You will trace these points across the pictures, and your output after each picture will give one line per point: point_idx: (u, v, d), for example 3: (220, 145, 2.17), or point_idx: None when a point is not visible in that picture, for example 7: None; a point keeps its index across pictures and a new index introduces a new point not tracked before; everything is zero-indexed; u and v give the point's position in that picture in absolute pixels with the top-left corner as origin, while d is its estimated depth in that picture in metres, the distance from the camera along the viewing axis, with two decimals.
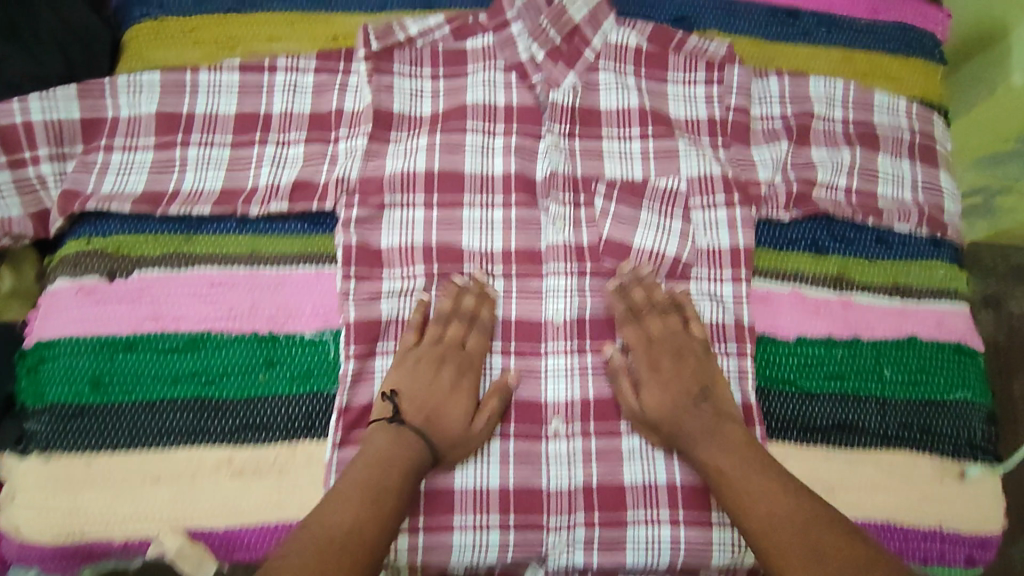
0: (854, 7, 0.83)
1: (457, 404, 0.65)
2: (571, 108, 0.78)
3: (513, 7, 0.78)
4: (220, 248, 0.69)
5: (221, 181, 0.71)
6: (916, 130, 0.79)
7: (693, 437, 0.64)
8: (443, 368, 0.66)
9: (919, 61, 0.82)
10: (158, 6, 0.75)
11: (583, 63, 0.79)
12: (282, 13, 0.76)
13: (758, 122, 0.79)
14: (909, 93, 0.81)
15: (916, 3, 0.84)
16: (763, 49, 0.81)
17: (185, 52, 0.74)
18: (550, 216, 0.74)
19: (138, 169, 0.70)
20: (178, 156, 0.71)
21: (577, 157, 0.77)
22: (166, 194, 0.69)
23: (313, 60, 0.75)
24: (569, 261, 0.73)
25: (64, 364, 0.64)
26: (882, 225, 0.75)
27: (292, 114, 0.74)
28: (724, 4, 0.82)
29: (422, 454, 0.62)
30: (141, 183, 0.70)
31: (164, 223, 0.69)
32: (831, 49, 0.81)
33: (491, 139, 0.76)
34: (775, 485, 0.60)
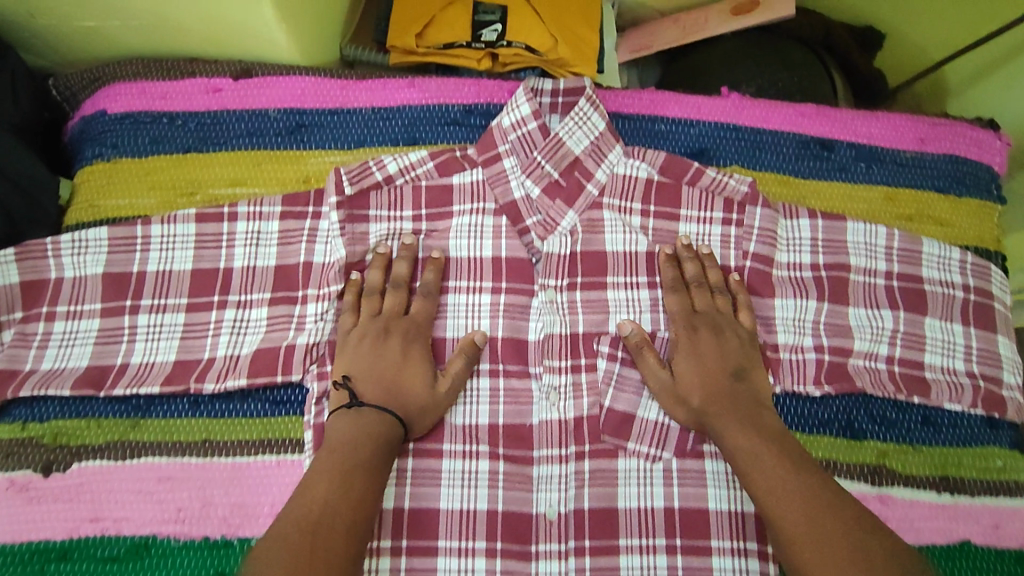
0: (899, 137, 0.73)
1: (413, 369, 0.61)
2: (569, 257, 0.68)
3: (506, 140, 0.69)
4: (170, 434, 0.61)
5: (174, 354, 0.63)
6: (970, 288, 0.69)
7: (725, 421, 0.60)
8: (391, 336, 0.62)
9: (973, 201, 0.72)
10: (112, 146, 0.68)
11: (585, 200, 0.70)
12: (248, 153, 0.68)
13: (784, 270, 0.69)
14: (964, 239, 0.71)
15: (970, 129, 0.73)
16: (794, 187, 0.71)
17: (138, 198, 0.67)
18: (542, 387, 0.65)
19: (82, 340, 0.63)
20: (127, 326, 0.64)
21: (578, 311, 0.67)
22: (111, 373, 0.62)
23: (278, 204, 0.66)
24: (563, 444, 0.64)
25: None
26: (930, 404, 0.66)
27: (255, 269, 0.66)
28: (748, 134, 0.72)
29: (388, 424, 0.57)
30: (86, 359, 0.63)
31: (108, 405, 0.62)
32: (872, 189, 0.71)
33: (477, 296, 0.67)
34: (807, 481, 0.54)
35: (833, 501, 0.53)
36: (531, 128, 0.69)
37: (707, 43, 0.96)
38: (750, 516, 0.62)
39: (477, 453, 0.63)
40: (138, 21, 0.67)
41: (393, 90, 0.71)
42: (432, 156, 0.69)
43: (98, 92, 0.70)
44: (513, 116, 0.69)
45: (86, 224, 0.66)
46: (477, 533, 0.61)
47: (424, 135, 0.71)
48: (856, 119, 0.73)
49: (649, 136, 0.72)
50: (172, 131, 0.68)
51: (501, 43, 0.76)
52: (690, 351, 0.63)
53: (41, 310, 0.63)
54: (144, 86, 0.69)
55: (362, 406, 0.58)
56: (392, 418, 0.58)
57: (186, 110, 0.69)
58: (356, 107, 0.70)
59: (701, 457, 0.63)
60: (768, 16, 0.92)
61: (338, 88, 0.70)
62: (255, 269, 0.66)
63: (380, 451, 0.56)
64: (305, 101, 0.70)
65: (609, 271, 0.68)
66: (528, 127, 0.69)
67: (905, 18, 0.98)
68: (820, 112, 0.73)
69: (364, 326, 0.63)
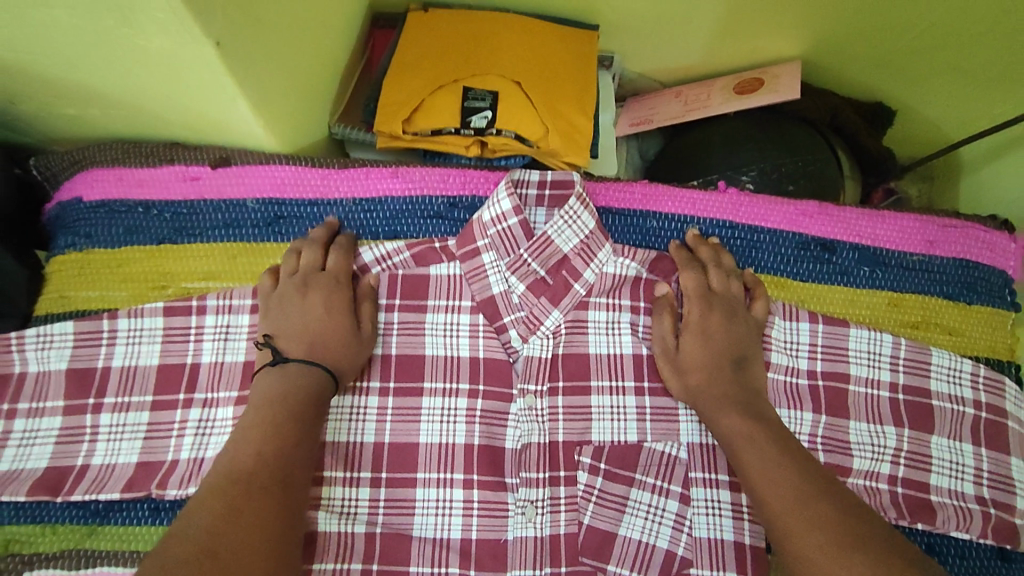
0: (905, 238, 0.69)
1: (332, 317, 0.60)
2: (549, 359, 0.65)
3: (485, 235, 0.65)
4: (128, 543, 0.58)
5: (137, 455, 0.60)
6: (981, 404, 0.64)
7: (728, 404, 0.59)
8: (308, 289, 0.61)
9: (984, 309, 0.68)
10: (86, 236, 0.66)
11: (572, 298, 0.66)
12: (223, 244, 0.66)
13: (780, 375, 0.64)
14: (973, 349, 0.67)
15: (983, 231, 0.69)
16: (790, 290, 0.68)
17: (109, 291, 0.65)
18: (517, 501, 0.61)
19: (43, 438, 0.61)
20: (90, 425, 0.61)
21: (558, 419, 0.63)
22: (69, 478, 0.59)
23: (248, 298, 0.64)
24: (539, 562, 0.60)
25: None
26: (934, 532, 0.61)
27: (224, 365, 0.63)
28: (744, 232, 0.69)
29: (311, 374, 0.57)
30: (44, 460, 0.60)
31: (66, 510, 0.59)
32: (875, 294, 0.67)
33: (454, 400, 0.63)
34: (802, 472, 0.53)
35: (822, 491, 0.52)
36: (512, 223, 0.65)
37: (707, 120, 0.93)
38: None
39: (447, 568, 0.60)
40: (118, 110, 0.66)
41: (376, 180, 0.70)
42: (410, 247, 0.66)
43: (77, 176, 0.69)
44: (494, 210, 0.65)
45: (57, 315, 0.65)
46: None
47: (406, 228, 0.69)
48: (860, 218, 0.69)
49: (640, 232, 0.69)
50: (148, 221, 0.67)
51: (491, 130, 0.74)
52: (697, 332, 0.62)
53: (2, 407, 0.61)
54: (121, 172, 0.68)
55: (285, 360, 0.57)
56: (314, 364, 0.57)
57: (163, 200, 0.67)
58: (337, 198, 0.69)
59: None
60: (771, 96, 0.89)
61: (319, 178, 0.69)
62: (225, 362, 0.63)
63: (304, 405, 0.55)
64: (285, 191, 0.68)
65: (592, 374, 0.65)
66: (509, 223, 0.65)
67: (917, 96, 0.95)
68: (822, 211, 0.69)
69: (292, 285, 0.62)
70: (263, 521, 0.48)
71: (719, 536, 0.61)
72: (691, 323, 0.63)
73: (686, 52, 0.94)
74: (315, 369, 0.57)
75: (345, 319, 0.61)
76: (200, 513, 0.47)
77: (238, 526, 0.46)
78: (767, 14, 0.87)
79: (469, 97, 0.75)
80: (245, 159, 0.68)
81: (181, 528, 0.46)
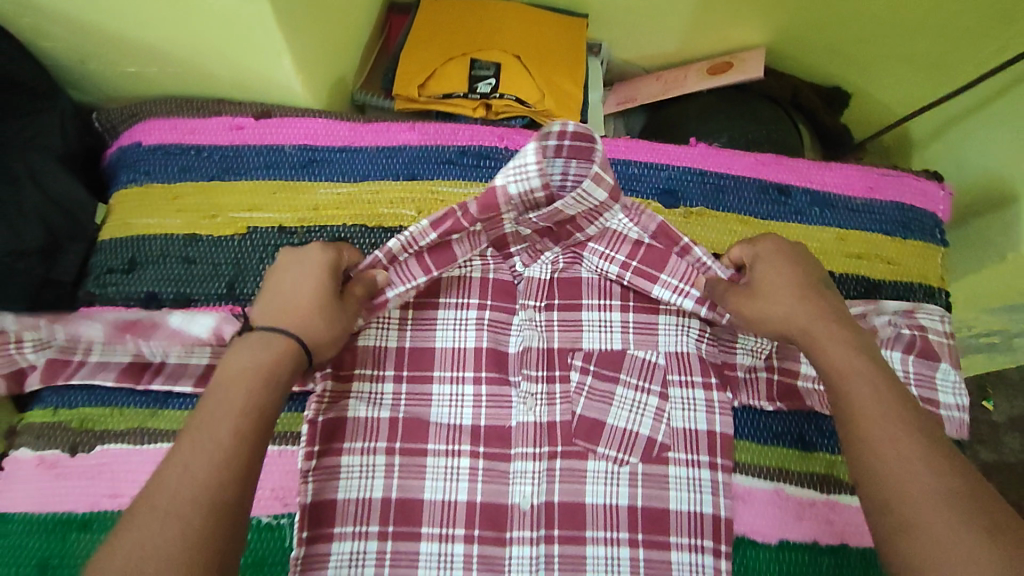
0: (851, 185, 0.80)
1: (312, 284, 0.60)
2: (547, 283, 0.76)
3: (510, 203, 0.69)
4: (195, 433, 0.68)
5: (188, 377, 0.68)
6: (914, 326, 0.73)
7: (820, 344, 0.58)
8: (290, 264, 0.62)
9: (917, 243, 0.79)
10: (145, 173, 0.77)
11: (570, 241, 0.76)
12: (265, 182, 0.77)
13: None
14: (907, 276, 0.78)
15: (916, 180, 0.81)
16: (753, 227, 0.78)
17: (166, 219, 0.75)
18: (520, 392, 0.71)
19: (120, 341, 0.69)
20: (144, 348, 0.69)
21: (554, 329, 0.74)
22: (133, 392, 0.68)
23: None
24: (540, 443, 0.69)
25: (14, 543, 0.63)
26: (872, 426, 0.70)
27: None
28: (713, 179, 0.80)
29: (284, 347, 0.56)
30: (126, 357, 0.69)
31: (128, 423, 0.67)
32: (824, 230, 0.78)
33: (465, 312, 0.74)
34: (896, 403, 0.52)
35: (924, 440, 0.49)
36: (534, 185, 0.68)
37: (684, 98, 1.05)
38: (706, 515, 0.67)
39: (459, 450, 0.69)
40: (174, 67, 0.76)
41: (396, 132, 0.80)
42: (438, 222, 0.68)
43: (135, 125, 0.80)
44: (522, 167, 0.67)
45: (119, 239, 0.74)
46: (457, 520, 0.66)
47: (423, 171, 0.79)
48: (812, 168, 0.81)
49: (623, 178, 0.80)
50: (199, 162, 0.77)
51: (494, 95, 0.85)
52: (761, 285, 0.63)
53: (70, 327, 0.69)
54: (175, 122, 0.79)
55: (253, 333, 0.57)
56: (283, 338, 0.56)
57: (211, 144, 0.78)
58: (362, 146, 0.79)
59: (665, 463, 0.69)
60: (738, 76, 1.02)
61: (347, 129, 0.79)
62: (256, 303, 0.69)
63: (269, 383, 0.54)
64: (317, 140, 0.79)
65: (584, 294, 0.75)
66: (530, 177, 0.67)
67: (866, 78, 1.08)
68: (779, 161, 0.81)
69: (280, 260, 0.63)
70: (214, 531, 0.46)
71: (695, 428, 0.70)
72: (756, 279, 0.64)
73: (664, 39, 1.07)
74: (287, 341, 0.57)
75: (322, 295, 0.60)
76: (161, 497, 0.46)
77: (192, 507, 0.46)
78: (734, 6, 0.99)
79: (475, 66, 0.86)
80: (284, 113, 0.79)
81: (149, 505, 0.46)
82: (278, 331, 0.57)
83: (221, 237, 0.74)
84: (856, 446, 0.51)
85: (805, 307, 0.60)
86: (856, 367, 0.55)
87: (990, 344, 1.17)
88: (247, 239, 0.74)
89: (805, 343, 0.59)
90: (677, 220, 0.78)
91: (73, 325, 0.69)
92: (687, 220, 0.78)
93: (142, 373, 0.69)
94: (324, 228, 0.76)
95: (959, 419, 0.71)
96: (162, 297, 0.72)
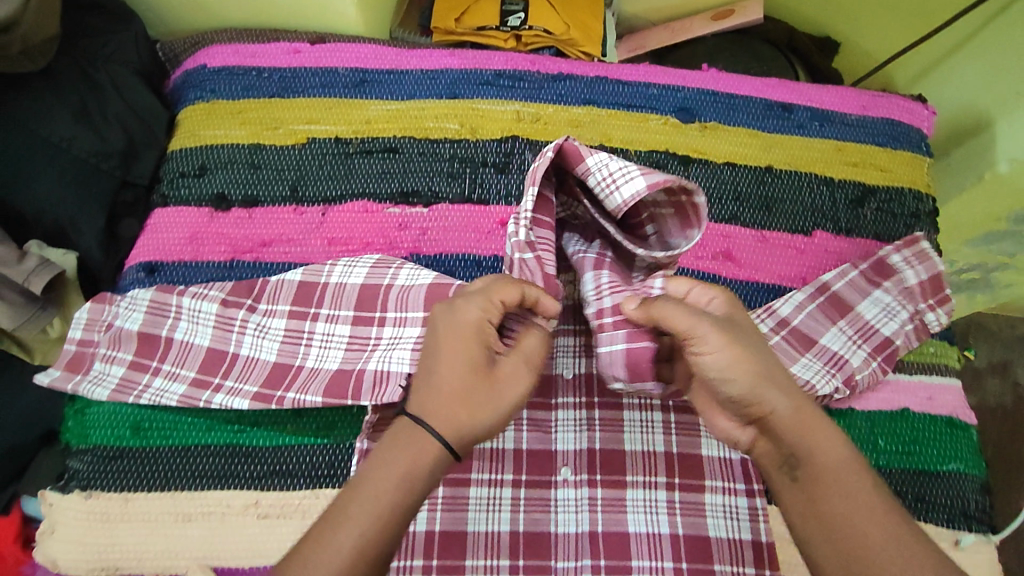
0: (845, 104, 0.90)
1: (464, 356, 0.59)
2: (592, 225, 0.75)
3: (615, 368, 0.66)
4: None
5: (338, 362, 0.70)
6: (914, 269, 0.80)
7: (765, 395, 0.58)
8: (445, 319, 0.60)
9: (907, 153, 0.88)
10: (210, 91, 0.84)
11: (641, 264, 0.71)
12: (321, 98, 0.84)
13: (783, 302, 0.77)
14: (900, 183, 0.87)
15: (903, 101, 0.91)
16: (762, 139, 0.87)
17: (232, 131, 0.82)
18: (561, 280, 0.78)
19: (272, 335, 0.72)
20: (307, 330, 0.72)
21: None
22: (291, 373, 0.70)
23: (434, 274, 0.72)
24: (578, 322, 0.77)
25: (110, 409, 0.71)
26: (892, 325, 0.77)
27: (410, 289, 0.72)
28: (724, 99, 0.89)
29: (418, 440, 0.56)
30: (275, 353, 0.72)
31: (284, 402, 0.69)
32: (823, 141, 0.87)
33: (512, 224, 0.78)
34: (869, 485, 0.55)
35: (893, 517, 0.53)
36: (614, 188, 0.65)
37: (690, 42, 1.15)
38: None
39: None
40: None
41: (438, 58, 0.89)
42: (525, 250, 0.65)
43: (199, 52, 0.87)
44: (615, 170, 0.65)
45: (189, 148, 0.81)
46: None
47: (464, 91, 0.86)
48: (810, 90, 0.91)
49: (644, 97, 0.88)
50: (260, 81, 0.84)
51: (524, 27, 0.94)
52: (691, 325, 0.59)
53: (241, 300, 0.73)
54: (236, 47, 0.86)
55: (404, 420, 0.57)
56: (433, 433, 0.56)
57: (271, 66, 0.85)
58: (408, 69, 0.87)
59: None
60: (739, 20, 1.11)
61: (394, 55, 0.88)
62: (411, 288, 0.72)
63: (405, 484, 0.54)
64: (367, 63, 0.87)
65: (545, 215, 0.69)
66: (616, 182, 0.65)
67: (853, 26, 1.19)
68: (781, 84, 0.91)
69: (437, 313, 0.61)
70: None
71: None
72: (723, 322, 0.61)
73: None
74: (427, 434, 0.56)
75: (478, 363, 0.59)
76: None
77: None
78: None
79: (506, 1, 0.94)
80: (337, 40, 0.87)
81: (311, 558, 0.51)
82: (422, 425, 0.56)
83: (283, 147, 0.82)
84: (819, 503, 0.55)
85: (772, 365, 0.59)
86: (843, 455, 0.57)
87: (970, 279, 1.27)
88: (307, 148, 0.82)
89: (794, 432, 0.57)
90: (693, 133, 0.86)
91: (242, 299, 0.73)
92: (703, 133, 0.87)
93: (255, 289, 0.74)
94: (376, 139, 0.83)
95: (832, 387, 0.72)
96: (231, 198, 0.79)
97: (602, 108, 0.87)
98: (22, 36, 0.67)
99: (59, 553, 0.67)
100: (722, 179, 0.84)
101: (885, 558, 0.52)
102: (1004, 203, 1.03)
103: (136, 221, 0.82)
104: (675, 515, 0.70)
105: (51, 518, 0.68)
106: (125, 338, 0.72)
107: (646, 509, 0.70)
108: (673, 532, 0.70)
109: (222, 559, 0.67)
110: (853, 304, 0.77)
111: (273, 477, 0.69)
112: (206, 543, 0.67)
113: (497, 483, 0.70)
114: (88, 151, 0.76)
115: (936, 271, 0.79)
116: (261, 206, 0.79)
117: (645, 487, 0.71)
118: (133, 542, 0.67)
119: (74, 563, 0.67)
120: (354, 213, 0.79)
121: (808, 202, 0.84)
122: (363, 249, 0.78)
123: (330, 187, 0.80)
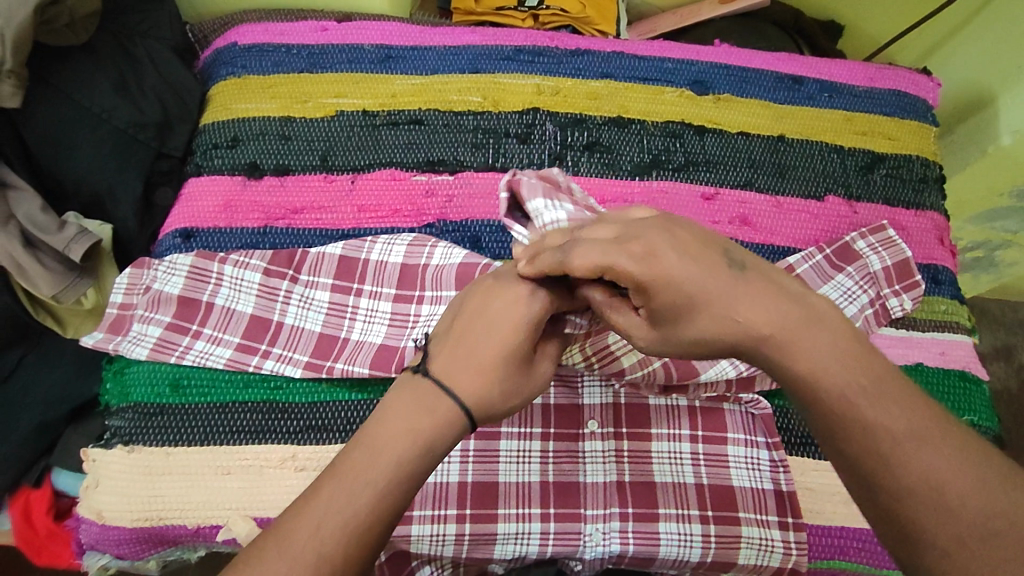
0: (853, 76, 0.93)
1: (508, 335, 0.54)
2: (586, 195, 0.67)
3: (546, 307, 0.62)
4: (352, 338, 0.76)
5: (384, 336, 0.73)
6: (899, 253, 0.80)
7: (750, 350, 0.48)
8: (496, 290, 0.56)
9: (914, 123, 0.91)
10: (241, 66, 0.86)
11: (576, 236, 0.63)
12: (348, 73, 0.87)
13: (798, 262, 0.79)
14: (908, 150, 0.90)
15: (908, 73, 0.94)
16: (773, 110, 0.90)
17: (263, 105, 0.85)
18: None
19: (317, 307, 0.75)
20: (352, 305, 0.75)
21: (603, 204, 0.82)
22: (337, 345, 0.73)
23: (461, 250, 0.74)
24: None
25: (149, 367, 0.73)
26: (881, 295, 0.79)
27: (444, 268, 0.74)
28: (737, 72, 0.92)
29: (435, 401, 0.52)
30: (319, 324, 0.74)
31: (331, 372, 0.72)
32: (833, 111, 0.90)
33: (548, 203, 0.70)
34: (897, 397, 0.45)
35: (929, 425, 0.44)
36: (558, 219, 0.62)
37: (699, 26, 1.19)
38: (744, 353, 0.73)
39: None
40: None
41: (460, 36, 0.92)
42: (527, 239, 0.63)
43: (229, 31, 0.90)
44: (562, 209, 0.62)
45: (222, 120, 0.83)
46: None
47: (485, 66, 0.89)
48: (819, 64, 0.94)
49: (660, 71, 0.91)
50: (289, 57, 0.87)
51: (541, 7, 0.98)
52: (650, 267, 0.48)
53: (283, 270, 0.76)
54: (266, 26, 0.89)
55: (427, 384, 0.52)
56: (459, 403, 0.52)
57: (300, 44, 0.88)
58: (431, 45, 0.90)
59: None
60: (746, 3, 1.15)
61: (418, 32, 0.91)
62: (446, 266, 0.74)
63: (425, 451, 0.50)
64: (392, 40, 0.90)
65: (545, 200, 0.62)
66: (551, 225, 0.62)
67: (856, 10, 1.22)
68: (791, 58, 0.94)
69: (482, 285, 0.57)
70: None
71: None
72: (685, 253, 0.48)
73: None
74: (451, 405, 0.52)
75: (524, 348, 0.54)
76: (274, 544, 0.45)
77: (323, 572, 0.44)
78: None
79: None
80: (363, 19, 0.91)
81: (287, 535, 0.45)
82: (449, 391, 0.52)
83: (312, 119, 0.84)
84: (876, 446, 0.43)
85: (787, 312, 0.46)
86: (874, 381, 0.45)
87: (976, 258, 1.30)
88: (335, 120, 0.84)
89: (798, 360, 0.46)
90: (707, 104, 0.89)
91: (285, 270, 0.76)
92: (717, 104, 0.89)
93: (296, 258, 0.76)
94: (402, 111, 0.86)
95: None
96: (263, 167, 0.81)
97: (619, 81, 0.90)
98: (69, 9, 0.71)
99: (104, 505, 0.69)
100: (736, 147, 0.87)
101: (954, 500, 0.41)
102: (1009, 175, 1.05)
103: (172, 190, 0.85)
104: (700, 467, 0.71)
105: (98, 472, 0.70)
106: (163, 301, 0.74)
107: (672, 461, 0.71)
108: (699, 481, 0.71)
109: (261, 510, 0.68)
110: (831, 276, 0.78)
111: (311, 432, 0.70)
112: (244, 496, 0.68)
113: (526, 437, 0.72)
114: (127, 121, 0.79)
115: (901, 257, 0.80)
116: (292, 174, 0.81)
117: (670, 439, 0.72)
118: (175, 494, 0.68)
119: (118, 514, 0.69)
120: (382, 181, 0.82)
121: (820, 169, 0.87)
122: (392, 216, 0.81)
123: (358, 156, 0.83)
